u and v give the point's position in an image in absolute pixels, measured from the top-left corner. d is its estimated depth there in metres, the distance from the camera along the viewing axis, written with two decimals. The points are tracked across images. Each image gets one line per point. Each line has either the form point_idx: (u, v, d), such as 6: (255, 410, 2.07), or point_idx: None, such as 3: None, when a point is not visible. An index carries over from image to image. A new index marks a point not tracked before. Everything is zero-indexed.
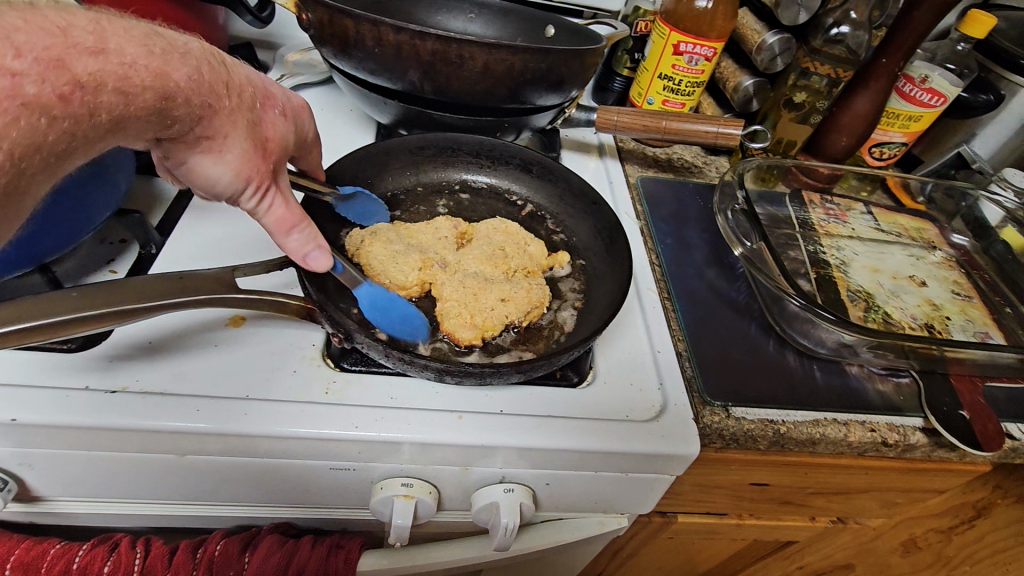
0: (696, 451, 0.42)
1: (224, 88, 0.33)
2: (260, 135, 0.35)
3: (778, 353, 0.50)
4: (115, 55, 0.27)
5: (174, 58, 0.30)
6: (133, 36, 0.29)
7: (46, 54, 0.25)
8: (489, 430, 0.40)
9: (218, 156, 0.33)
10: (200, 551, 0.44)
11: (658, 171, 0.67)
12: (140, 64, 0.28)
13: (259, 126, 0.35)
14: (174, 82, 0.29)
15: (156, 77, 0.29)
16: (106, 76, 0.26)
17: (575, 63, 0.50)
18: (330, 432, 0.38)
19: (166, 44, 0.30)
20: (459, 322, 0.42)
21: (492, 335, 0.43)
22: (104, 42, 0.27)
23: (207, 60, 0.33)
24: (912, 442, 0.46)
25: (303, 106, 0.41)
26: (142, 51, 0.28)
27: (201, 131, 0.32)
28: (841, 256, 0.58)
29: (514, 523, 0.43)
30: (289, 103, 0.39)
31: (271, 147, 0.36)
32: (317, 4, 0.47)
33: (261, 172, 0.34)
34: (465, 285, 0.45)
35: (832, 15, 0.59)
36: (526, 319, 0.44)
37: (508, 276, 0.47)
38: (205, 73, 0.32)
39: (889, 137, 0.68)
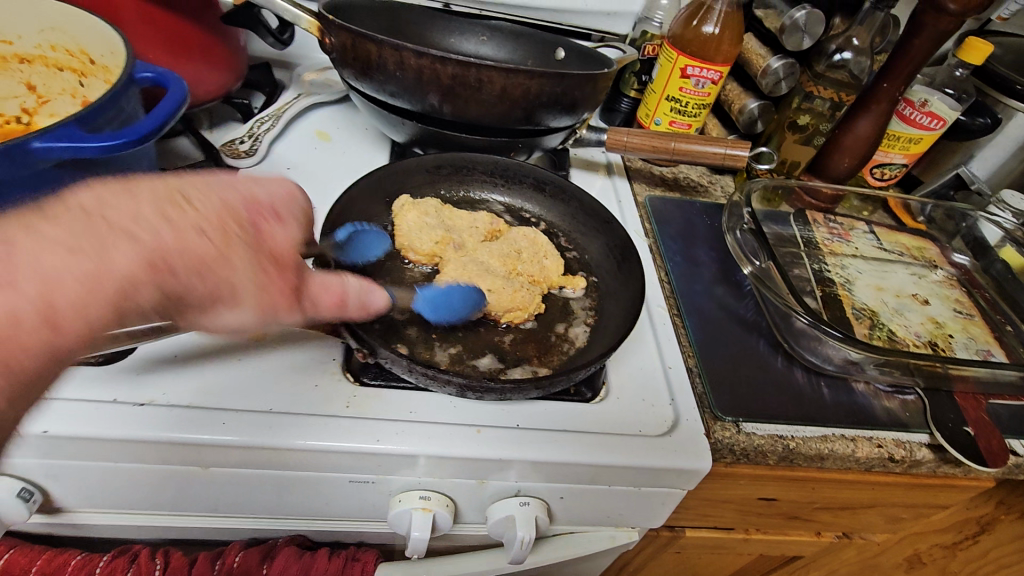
0: (708, 467, 0.43)
1: (196, 236, 0.27)
2: (265, 253, 0.30)
3: (786, 370, 0.51)
4: (25, 282, 0.23)
5: (116, 238, 0.25)
6: (57, 236, 0.24)
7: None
8: (507, 443, 0.41)
9: (234, 306, 0.29)
10: (219, 561, 0.45)
11: (666, 189, 0.69)
12: (68, 277, 0.24)
13: (258, 243, 0.30)
14: (118, 273, 0.25)
15: (86, 283, 0.24)
16: (13, 310, 0.23)
17: (589, 86, 0.52)
18: (354, 445, 0.39)
19: (108, 214, 0.26)
20: (446, 295, 0.46)
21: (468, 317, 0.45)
22: (14, 268, 0.23)
23: (166, 219, 0.27)
24: (918, 458, 0.47)
25: (295, 188, 0.33)
26: (63, 258, 0.24)
27: (197, 295, 0.28)
28: (845, 274, 0.59)
29: (530, 536, 0.44)
30: (275, 190, 0.32)
31: (283, 260, 0.31)
32: (341, 29, 0.49)
33: (289, 289, 0.30)
34: (466, 267, 0.48)
35: (835, 41, 0.61)
36: (505, 316, 0.46)
37: (509, 274, 0.49)
38: (165, 237, 0.26)
39: (890, 158, 0.70)
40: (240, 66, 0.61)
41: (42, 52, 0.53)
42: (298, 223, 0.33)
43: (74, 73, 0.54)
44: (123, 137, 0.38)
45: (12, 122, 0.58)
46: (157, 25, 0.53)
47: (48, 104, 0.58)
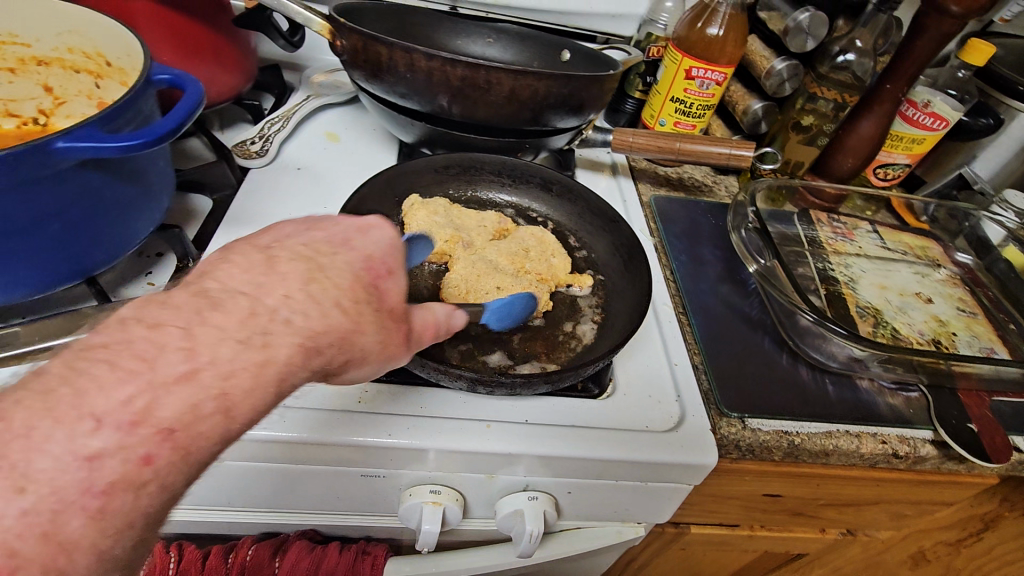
0: (714, 462, 0.44)
1: (335, 310, 0.27)
2: (388, 311, 0.30)
3: (791, 367, 0.51)
4: (204, 378, 0.23)
5: (274, 324, 0.25)
6: (224, 325, 0.24)
7: (124, 418, 0.21)
8: (516, 438, 0.42)
9: (365, 364, 0.29)
10: (231, 555, 0.46)
11: (670, 189, 0.69)
12: (237, 366, 0.24)
13: (380, 301, 0.29)
14: (280, 358, 0.25)
15: (257, 371, 0.24)
16: (193, 408, 0.23)
17: (596, 88, 0.53)
18: (366, 438, 0.40)
19: (259, 295, 0.26)
20: (455, 294, 0.47)
21: None
22: (194, 362, 0.23)
23: (308, 294, 0.27)
24: (922, 454, 0.48)
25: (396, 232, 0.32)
26: (235, 350, 0.24)
27: (338, 364, 0.28)
28: (849, 273, 0.60)
29: (538, 530, 0.44)
30: (379, 239, 0.31)
31: (399, 311, 0.31)
32: (352, 31, 0.50)
33: (403, 338, 0.31)
34: (474, 264, 0.49)
35: (839, 43, 0.61)
36: None
37: (517, 272, 0.50)
38: (311, 315, 0.26)
39: (892, 158, 0.71)
40: (250, 69, 0.62)
41: (59, 55, 0.54)
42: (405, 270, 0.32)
43: (91, 75, 0.55)
44: (139, 137, 0.39)
45: (29, 124, 0.59)
46: (170, 26, 0.54)
47: (64, 106, 0.59)
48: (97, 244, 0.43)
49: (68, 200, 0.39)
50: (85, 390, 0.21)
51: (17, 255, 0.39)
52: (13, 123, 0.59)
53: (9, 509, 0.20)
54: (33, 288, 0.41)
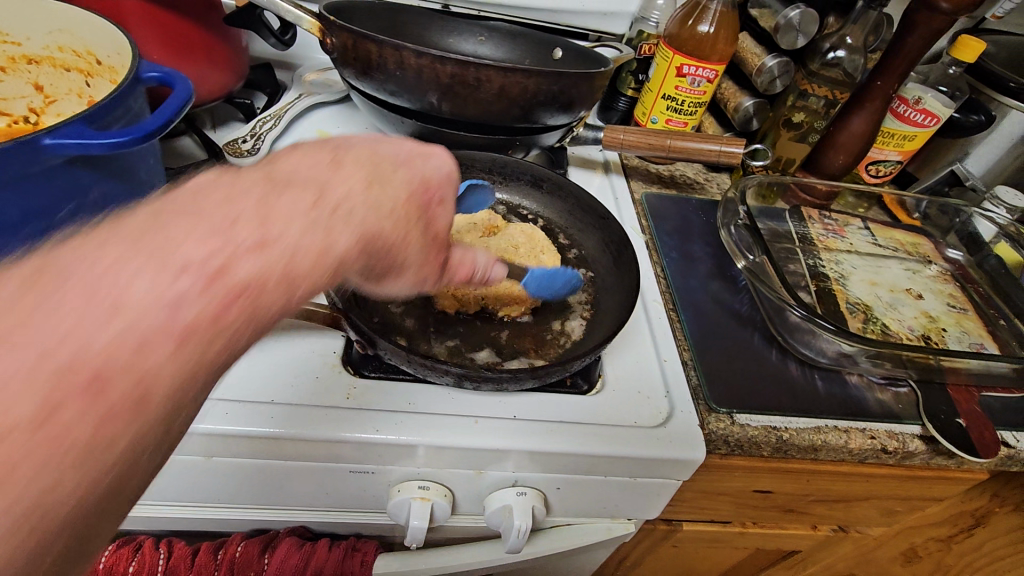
0: (702, 457, 0.44)
1: (391, 217, 0.25)
2: (435, 236, 0.28)
3: (781, 363, 0.52)
4: (277, 248, 0.21)
5: (338, 216, 0.23)
6: (296, 205, 0.22)
7: (201, 272, 0.19)
8: (504, 434, 0.42)
9: (399, 279, 0.27)
10: (220, 552, 0.46)
11: (662, 187, 0.69)
12: (305, 246, 0.22)
13: (429, 226, 0.27)
14: (339, 249, 0.23)
15: (319, 257, 0.22)
16: (266, 277, 0.21)
17: (585, 85, 0.53)
18: (352, 434, 0.40)
19: (325, 186, 0.24)
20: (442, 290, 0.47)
21: (466, 310, 0.46)
22: (267, 232, 0.21)
23: (369, 194, 0.25)
24: (911, 449, 0.48)
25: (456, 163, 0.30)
26: (304, 227, 0.22)
27: (380, 268, 0.26)
28: (840, 269, 0.60)
29: (526, 526, 0.44)
30: (437, 163, 0.29)
31: (444, 238, 0.29)
32: (342, 29, 0.50)
33: (438, 267, 0.28)
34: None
35: (829, 40, 0.61)
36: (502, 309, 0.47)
37: None
38: (369, 216, 0.24)
39: (884, 155, 0.71)
40: (242, 66, 0.62)
41: (50, 54, 0.54)
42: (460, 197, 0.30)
43: (81, 74, 0.55)
44: (129, 134, 0.39)
45: (20, 122, 0.59)
46: (160, 24, 0.54)
47: (54, 104, 0.60)
48: None
49: (55, 197, 0.39)
50: (158, 238, 0.19)
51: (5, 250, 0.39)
52: (3, 122, 0.59)
53: (99, 335, 0.17)
54: None
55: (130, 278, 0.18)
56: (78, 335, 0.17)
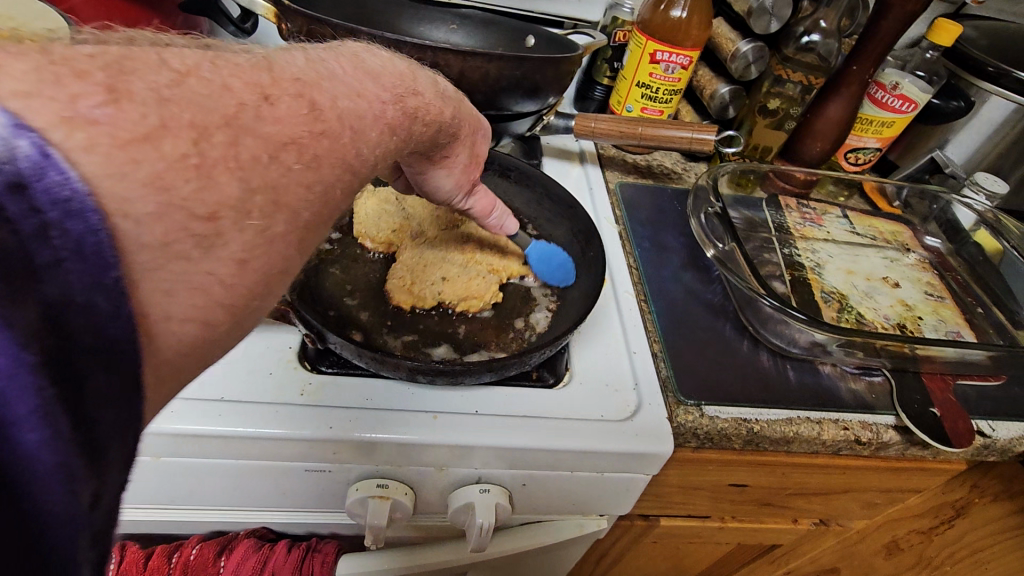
0: (670, 451, 0.43)
1: (470, 116, 0.35)
2: (477, 154, 0.37)
3: (753, 354, 0.50)
4: (423, 97, 0.29)
5: (448, 97, 0.32)
6: (431, 81, 0.31)
7: (398, 90, 0.27)
8: (464, 429, 0.40)
9: (449, 171, 0.36)
10: (176, 555, 0.45)
11: (638, 176, 0.68)
12: (434, 106, 0.30)
13: (479, 143, 0.37)
14: (447, 118, 0.32)
15: (437, 116, 0.30)
16: (419, 110, 0.28)
17: (551, 70, 0.51)
18: (304, 433, 0.39)
19: (441, 78, 0.33)
20: (398, 285, 0.46)
21: (423, 306, 0.45)
22: (417, 84, 0.29)
23: (459, 95, 0.34)
24: (885, 440, 0.47)
25: None
26: (434, 94, 0.30)
27: (442, 152, 0.34)
28: (815, 258, 0.59)
29: (489, 523, 0.43)
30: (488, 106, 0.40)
31: (481, 160, 0.38)
32: (297, 14, 0.48)
33: (472, 180, 0.38)
34: (421, 256, 0.48)
35: (803, 24, 0.60)
36: (460, 304, 0.45)
37: (466, 262, 0.49)
38: (459, 106, 0.33)
39: (863, 142, 0.70)
40: None
41: None
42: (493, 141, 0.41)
43: None
44: None
45: None
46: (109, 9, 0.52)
47: None
48: None
49: None
50: (371, 61, 0.27)
51: None
52: None
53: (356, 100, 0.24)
54: None
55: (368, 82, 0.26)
56: (350, 95, 0.24)
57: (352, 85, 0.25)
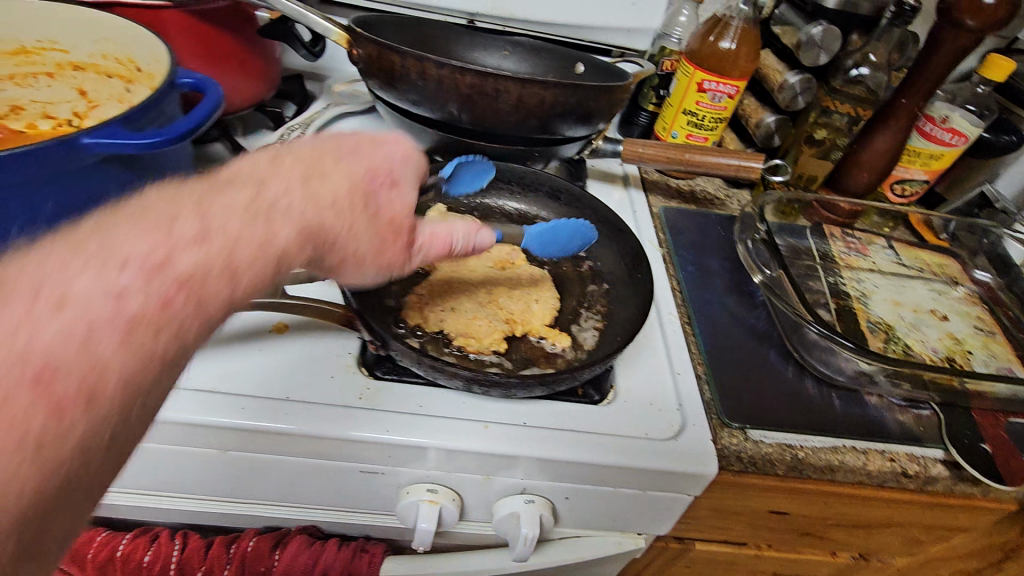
0: (714, 473, 0.43)
1: (332, 208, 0.31)
2: (382, 220, 0.33)
3: (798, 380, 0.51)
4: (215, 239, 0.25)
5: (275, 212, 0.28)
6: (233, 206, 0.27)
7: (147, 263, 0.23)
8: (512, 439, 0.42)
9: (360, 265, 0.33)
10: (233, 546, 0.47)
11: (682, 202, 0.69)
12: (248, 236, 0.26)
13: (377, 210, 0.33)
14: (286, 235, 0.28)
15: (263, 244, 0.27)
16: (207, 264, 0.25)
17: (603, 98, 0.54)
18: (363, 434, 0.40)
19: (260, 185, 0.29)
20: (414, 301, 0.46)
21: (427, 329, 0.45)
22: (204, 227, 0.25)
23: (303, 187, 0.30)
24: (933, 474, 0.46)
25: (404, 152, 0.37)
26: (243, 219, 0.27)
27: (331, 256, 0.32)
28: (861, 288, 0.59)
29: (534, 534, 0.44)
30: (395, 155, 0.36)
31: (398, 222, 0.34)
32: (367, 41, 0.51)
33: (399, 251, 0.34)
34: (448, 283, 0.48)
35: (852, 57, 0.62)
36: (459, 339, 0.44)
37: (485, 303, 0.47)
38: (312, 212, 0.30)
39: (910, 174, 0.70)
40: (273, 76, 0.63)
41: (94, 61, 0.53)
42: (410, 187, 0.36)
43: (123, 80, 0.54)
44: (163, 135, 0.39)
45: (64, 126, 0.56)
46: (200, 37, 0.55)
47: (98, 110, 0.57)
48: None
49: (87, 195, 0.39)
50: (107, 241, 0.23)
51: None
52: (48, 125, 0.56)
53: (57, 320, 0.21)
54: None
55: (62, 264, 0.22)
56: (37, 321, 0.20)
57: (49, 300, 0.21)
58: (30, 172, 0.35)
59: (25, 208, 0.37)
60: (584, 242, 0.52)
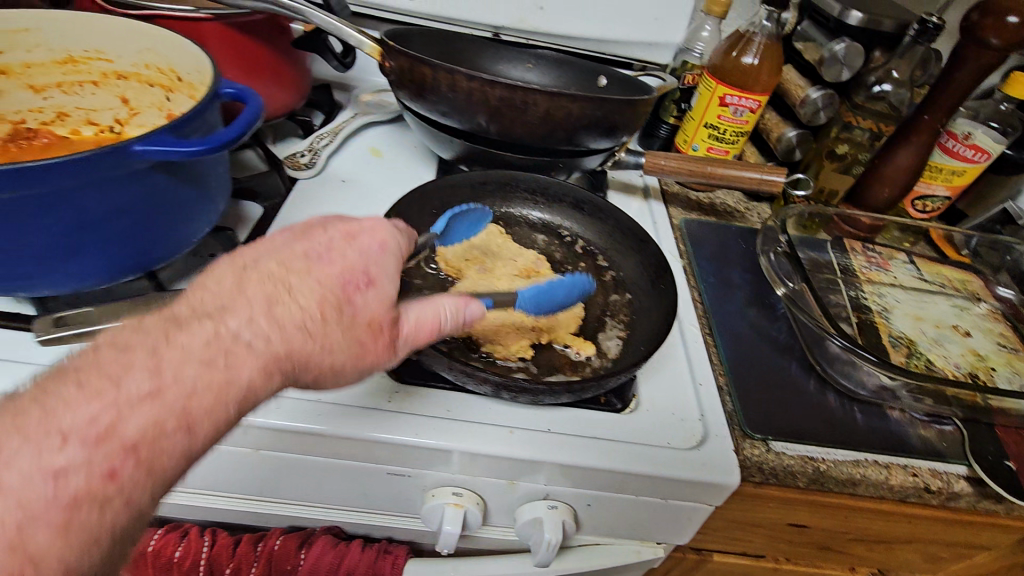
0: (736, 483, 0.43)
1: (296, 332, 0.32)
2: (359, 323, 0.33)
3: (819, 393, 0.51)
4: (165, 393, 0.28)
5: (236, 353, 0.30)
6: (187, 351, 0.29)
7: (90, 434, 0.26)
8: (537, 445, 0.42)
9: (339, 376, 0.34)
10: (260, 544, 0.48)
11: (702, 214, 0.70)
12: (202, 385, 0.28)
13: (352, 318, 0.33)
14: (243, 379, 0.30)
15: (220, 390, 0.29)
16: (152, 425, 0.27)
17: (629, 111, 0.55)
18: (392, 437, 0.41)
19: (221, 316, 0.30)
20: None
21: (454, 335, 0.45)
22: (157, 382, 0.28)
23: (267, 314, 0.31)
24: (956, 490, 0.46)
25: (382, 237, 0.36)
26: (198, 369, 0.29)
27: (305, 375, 0.33)
28: (882, 302, 0.59)
29: (557, 540, 0.45)
30: (372, 246, 0.36)
31: (378, 324, 0.34)
32: (400, 54, 0.53)
33: (380, 351, 0.34)
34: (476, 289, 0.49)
35: (875, 73, 0.62)
36: (488, 345, 0.45)
37: (512, 310, 0.48)
38: (273, 342, 0.31)
39: (932, 190, 0.70)
40: (303, 87, 0.65)
41: (138, 71, 0.54)
42: (390, 279, 0.35)
43: (164, 89, 0.55)
44: (206, 144, 0.40)
45: (106, 133, 0.59)
46: (235, 49, 0.57)
47: (139, 116, 0.59)
48: (159, 240, 0.44)
49: (132, 199, 0.40)
50: (59, 412, 0.26)
51: (86, 251, 0.40)
52: (91, 132, 0.58)
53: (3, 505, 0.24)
54: (101, 278, 0.43)
55: (7, 441, 0.25)
56: None
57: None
58: (81, 175, 0.36)
59: (76, 212, 0.38)
60: (580, 292, 0.49)
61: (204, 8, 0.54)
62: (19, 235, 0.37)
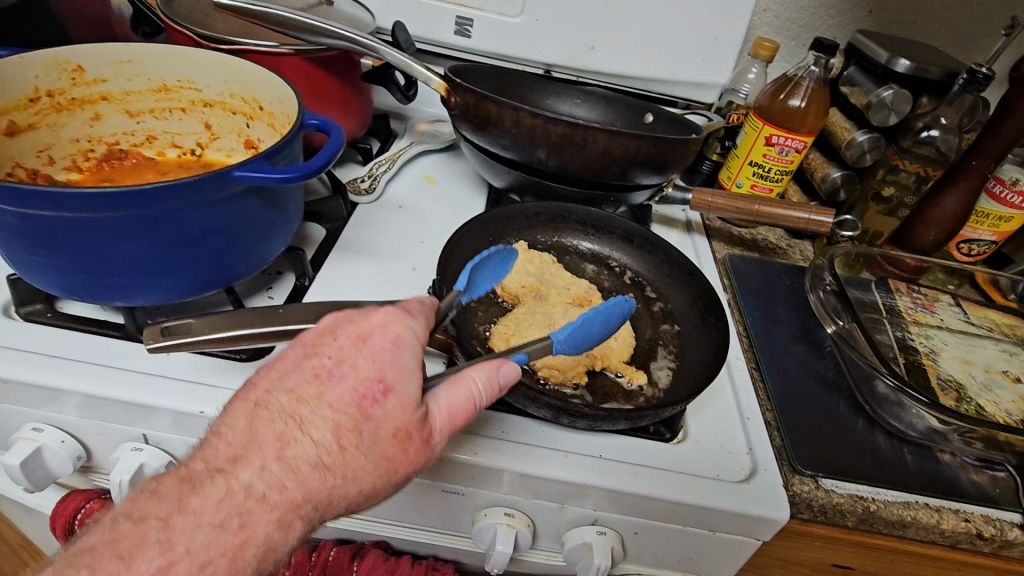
0: (786, 517, 0.44)
1: (312, 472, 0.32)
2: (383, 438, 0.33)
3: (868, 433, 0.51)
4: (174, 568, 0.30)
5: (247, 510, 0.31)
6: (194, 516, 0.31)
7: None
8: (591, 470, 0.43)
9: (367, 496, 0.34)
10: (315, 553, 0.50)
11: (744, 250, 0.71)
12: (214, 551, 0.30)
13: (374, 437, 0.33)
14: (256, 535, 0.31)
15: (233, 552, 0.31)
16: None
17: (682, 149, 0.57)
18: (450, 455, 0.43)
19: (229, 468, 0.31)
20: (499, 333, 0.49)
21: None
22: (170, 554, 0.30)
23: (279, 462, 0.31)
24: (1009, 538, 0.46)
25: (397, 335, 0.35)
26: (209, 534, 0.30)
27: (332, 511, 0.33)
28: (930, 344, 0.59)
29: (605, 565, 0.46)
30: (385, 346, 0.34)
31: (406, 431, 0.33)
32: (467, 91, 0.56)
33: (409, 461, 0.34)
34: (532, 314, 0.51)
35: (922, 119, 0.64)
36: (543, 370, 0.47)
37: None
38: (287, 489, 0.31)
39: (978, 234, 0.70)
40: (365, 116, 0.69)
41: (223, 99, 0.58)
42: (409, 385, 0.34)
43: (245, 116, 0.60)
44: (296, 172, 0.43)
45: (189, 155, 0.64)
46: (308, 81, 0.61)
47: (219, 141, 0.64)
48: (241, 259, 0.47)
49: (227, 220, 0.44)
50: None
51: (179, 267, 0.44)
52: (175, 153, 0.64)
53: None
54: (186, 291, 0.46)
55: None
56: None
57: None
58: (188, 196, 0.40)
59: (178, 230, 0.42)
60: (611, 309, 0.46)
61: (286, 43, 0.58)
62: (128, 250, 0.41)
